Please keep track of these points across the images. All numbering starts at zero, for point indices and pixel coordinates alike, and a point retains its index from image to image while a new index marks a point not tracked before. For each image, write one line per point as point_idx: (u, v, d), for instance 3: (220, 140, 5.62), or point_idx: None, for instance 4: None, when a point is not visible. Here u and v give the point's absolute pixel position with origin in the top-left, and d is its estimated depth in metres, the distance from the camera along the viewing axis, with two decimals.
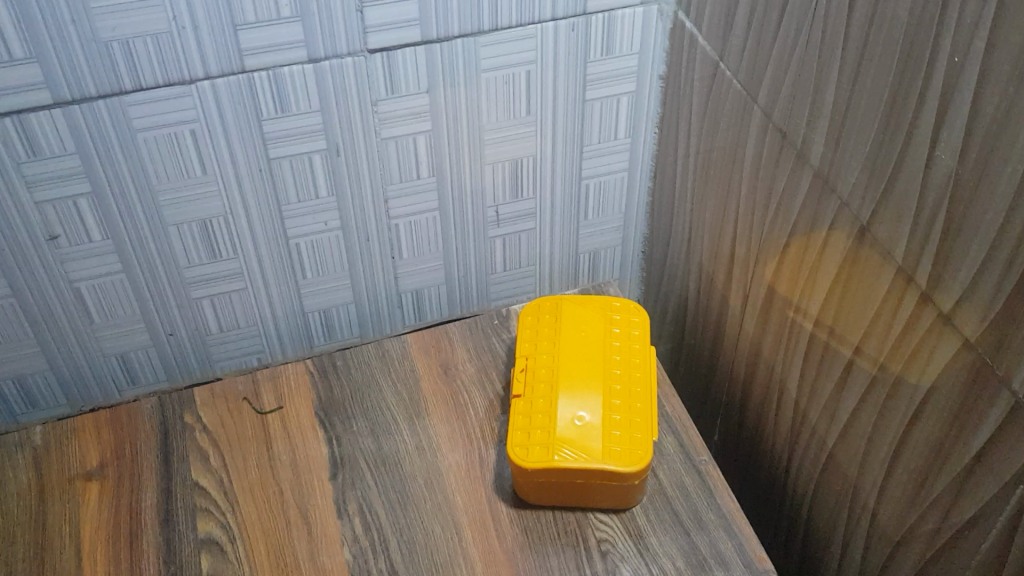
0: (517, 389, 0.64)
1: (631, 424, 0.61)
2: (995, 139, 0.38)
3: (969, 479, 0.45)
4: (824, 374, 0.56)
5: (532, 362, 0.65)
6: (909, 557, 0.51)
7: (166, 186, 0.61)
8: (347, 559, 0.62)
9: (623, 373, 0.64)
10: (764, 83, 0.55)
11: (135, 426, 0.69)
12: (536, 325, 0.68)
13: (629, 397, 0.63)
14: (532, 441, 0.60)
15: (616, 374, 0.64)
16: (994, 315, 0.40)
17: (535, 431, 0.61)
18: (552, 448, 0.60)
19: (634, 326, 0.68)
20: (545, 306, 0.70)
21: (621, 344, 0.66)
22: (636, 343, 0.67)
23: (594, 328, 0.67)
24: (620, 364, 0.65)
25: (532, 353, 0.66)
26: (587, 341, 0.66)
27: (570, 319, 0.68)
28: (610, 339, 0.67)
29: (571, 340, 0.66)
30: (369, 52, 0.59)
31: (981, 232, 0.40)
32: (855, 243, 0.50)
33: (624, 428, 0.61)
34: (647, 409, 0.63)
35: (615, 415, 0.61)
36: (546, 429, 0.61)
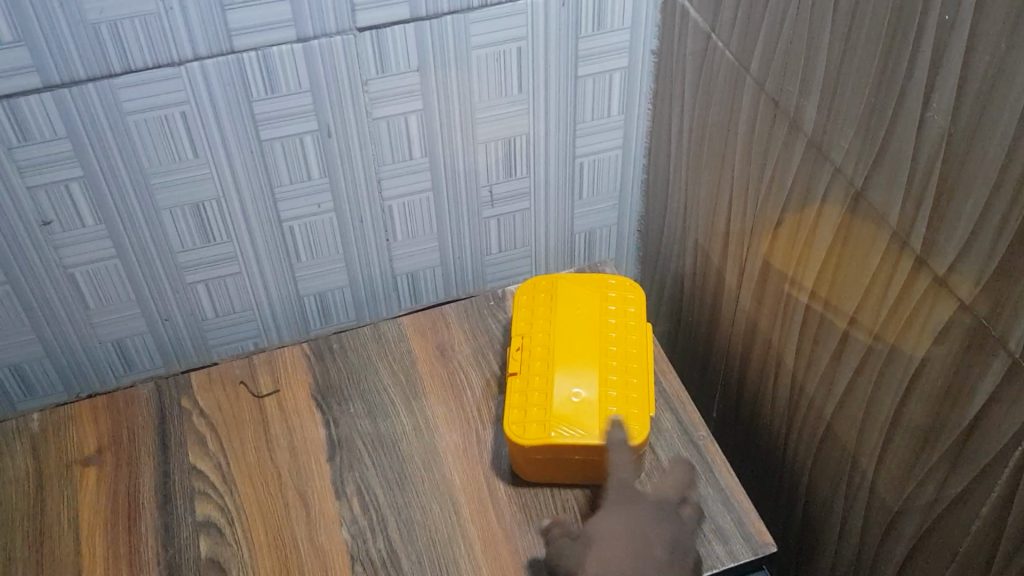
0: (513, 368, 0.64)
1: (628, 400, 0.61)
2: (987, 96, 0.38)
3: (966, 444, 0.45)
4: (819, 345, 0.56)
5: (529, 340, 0.65)
6: (908, 525, 0.51)
7: (157, 170, 0.61)
8: (346, 540, 0.62)
9: (620, 350, 0.64)
10: (756, 52, 0.55)
11: (133, 411, 0.69)
12: (530, 303, 0.68)
13: (626, 373, 0.62)
14: (529, 418, 0.60)
15: (612, 351, 0.64)
16: (989, 276, 0.40)
17: (532, 408, 0.61)
18: (550, 424, 0.60)
19: (630, 302, 0.68)
20: (540, 284, 0.70)
21: (616, 320, 0.66)
22: (632, 320, 0.66)
23: (590, 304, 0.67)
24: (616, 341, 0.64)
25: (528, 333, 0.66)
26: (583, 318, 0.66)
27: (566, 295, 0.68)
28: (606, 315, 0.66)
29: (567, 317, 0.66)
30: (358, 31, 0.59)
31: (974, 193, 0.40)
32: (847, 209, 0.49)
33: (620, 403, 0.61)
34: (643, 386, 0.62)
35: (611, 391, 0.61)
36: (542, 407, 0.61)
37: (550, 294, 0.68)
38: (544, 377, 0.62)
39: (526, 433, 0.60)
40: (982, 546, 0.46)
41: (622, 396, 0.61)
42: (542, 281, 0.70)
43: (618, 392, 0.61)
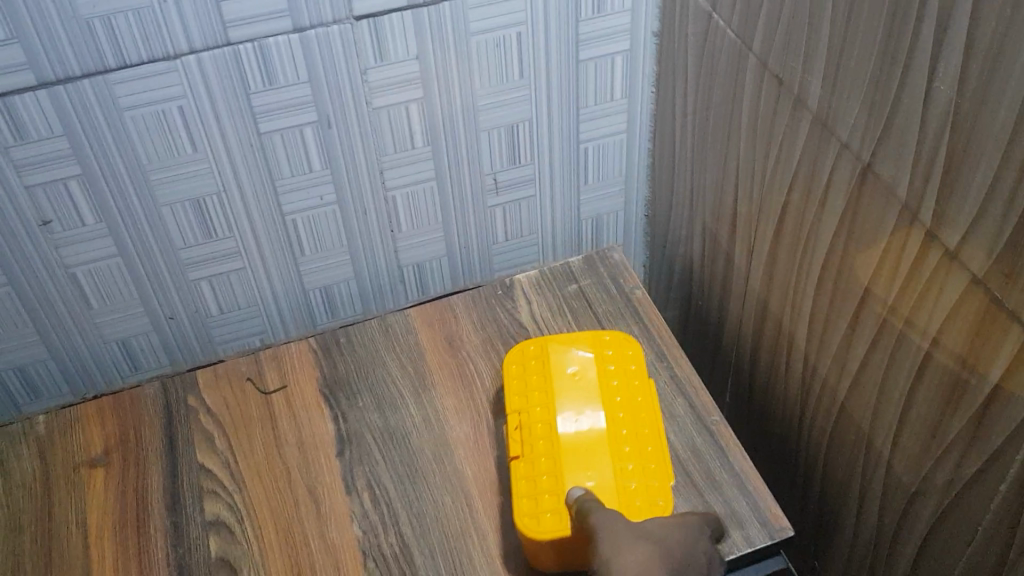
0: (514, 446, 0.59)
1: (644, 456, 0.57)
2: (996, 63, 0.36)
3: (981, 423, 0.44)
4: (831, 325, 0.55)
5: (526, 407, 0.61)
6: (925, 507, 0.50)
7: (157, 166, 0.60)
8: (357, 535, 0.61)
9: (627, 401, 0.60)
10: (759, 28, 0.54)
11: (139, 411, 0.69)
12: (523, 368, 0.63)
13: (636, 426, 0.59)
14: (541, 502, 0.56)
15: (618, 405, 0.60)
16: (1002, 247, 0.39)
17: (543, 487, 0.57)
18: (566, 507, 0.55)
19: (625, 342, 0.64)
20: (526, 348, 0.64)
21: (616, 365, 0.62)
22: (633, 360, 0.63)
23: (585, 354, 0.63)
24: (620, 391, 0.61)
25: (523, 399, 0.61)
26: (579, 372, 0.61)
27: (556, 351, 0.63)
28: (603, 362, 0.62)
29: (561, 375, 0.61)
30: (355, 19, 0.58)
31: (983, 163, 0.39)
32: (857, 185, 0.48)
33: (636, 460, 0.57)
34: (656, 433, 0.59)
35: (623, 451, 0.57)
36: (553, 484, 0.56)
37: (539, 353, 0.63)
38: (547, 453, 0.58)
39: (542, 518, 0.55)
40: (1003, 524, 0.45)
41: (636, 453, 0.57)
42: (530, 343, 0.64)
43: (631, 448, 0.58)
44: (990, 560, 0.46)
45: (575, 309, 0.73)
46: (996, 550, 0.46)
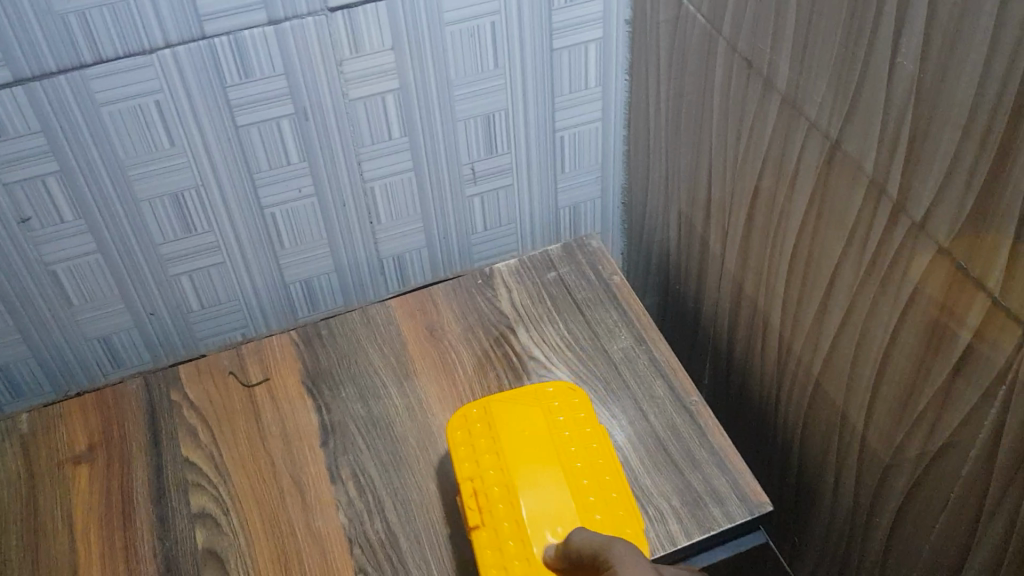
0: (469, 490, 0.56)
1: (610, 506, 0.55)
2: (955, 37, 0.37)
3: (950, 394, 0.45)
4: (805, 303, 0.56)
5: (478, 457, 0.57)
6: (898, 479, 0.51)
7: (134, 161, 0.61)
8: (343, 523, 0.62)
9: (584, 450, 0.58)
10: (727, 12, 0.55)
11: (123, 407, 0.69)
12: (470, 417, 0.60)
13: (597, 475, 0.56)
14: (506, 550, 0.53)
15: (575, 454, 0.57)
16: (965, 217, 0.40)
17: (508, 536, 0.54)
18: (531, 549, 0.53)
19: (571, 392, 0.62)
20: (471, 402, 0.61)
21: (567, 414, 0.60)
22: (583, 411, 0.60)
23: (534, 403, 0.60)
24: (575, 439, 0.58)
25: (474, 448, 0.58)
26: (528, 418, 0.58)
27: (500, 403, 0.60)
28: (553, 412, 0.60)
29: (510, 424, 0.58)
30: (330, 11, 0.58)
31: (945, 136, 0.40)
32: (826, 163, 0.49)
33: (602, 510, 0.55)
34: (618, 482, 0.57)
35: (589, 500, 0.55)
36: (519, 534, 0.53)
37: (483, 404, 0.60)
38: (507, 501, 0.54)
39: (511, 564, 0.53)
40: (972, 493, 0.45)
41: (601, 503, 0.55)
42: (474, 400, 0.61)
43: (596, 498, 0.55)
44: (961, 529, 0.47)
45: (554, 296, 0.74)
46: (967, 518, 0.47)
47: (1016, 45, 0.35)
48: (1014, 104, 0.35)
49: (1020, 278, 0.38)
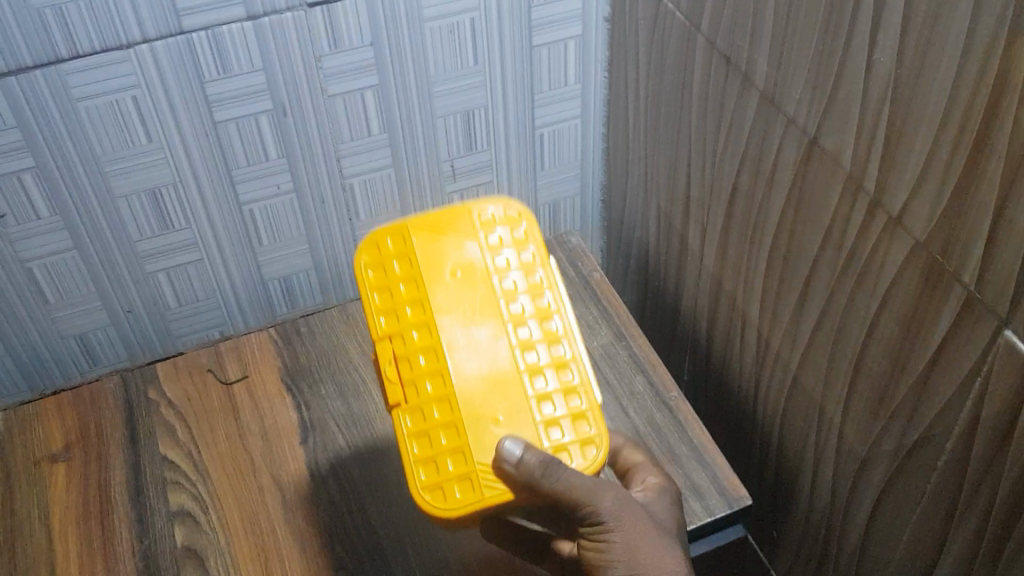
0: (393, 393, 0.50)
1: (569, 397, 0.50)
2: (930, 34, 0.38)
3: (925, 388, 0.45)
4: (783, 298, 0.56)
5: (401, 352, 0.50)
6: (875, 473, 0.52)
7: (111, 157, 0.60)
8: (323, 520, 0.62)
9: (534, 316, 0.51)
10: (706, 9, 0.55)
11: (100, 405, 0.68)
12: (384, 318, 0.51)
13: (546, 345, 0.51)
14: (445, 471, 0.48)
15: (522, 325, 0.51)
16: (941, 212, 0.41)
17: (445, 451, 0.48)
18: (478, 479, 0.48)
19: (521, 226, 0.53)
20: (388, 265, 0.52)
21: (514, 255, 0.52)
22: (534, 253, 0.53)
23: (475, 259, 0.52)
24: (521, 299, 0.52)
25: (397, 359, 0.50)
26: (480, 313, 0.51)
27: (430, 259, 0.51)
28: (497, 259, 0.52)
29: (455, 329, 0.50)
30: (309, 7, 0.58)
31: (921, 131, 0.40)
32: (804, 159, 0.50)
33: (566, 428, 0.49)
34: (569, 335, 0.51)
35: (549, 422, 0.49)
36: (460, 450, 0.48)
37: (418, 295, 0.51)
38: (447, 422, 0.49)
39: (451, 498, 0.47)
40: (947, 486, 0.46)
41: (564, 412, 0.50)
42: (396, 260, 0.52)
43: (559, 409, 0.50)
44: (936, 522, 0.48)
45: None
46: (942, 511, 0.47)
47: (992, 40, 0.35)
48: (989, 99, 0.36)
49: (995, 271, 0.38)
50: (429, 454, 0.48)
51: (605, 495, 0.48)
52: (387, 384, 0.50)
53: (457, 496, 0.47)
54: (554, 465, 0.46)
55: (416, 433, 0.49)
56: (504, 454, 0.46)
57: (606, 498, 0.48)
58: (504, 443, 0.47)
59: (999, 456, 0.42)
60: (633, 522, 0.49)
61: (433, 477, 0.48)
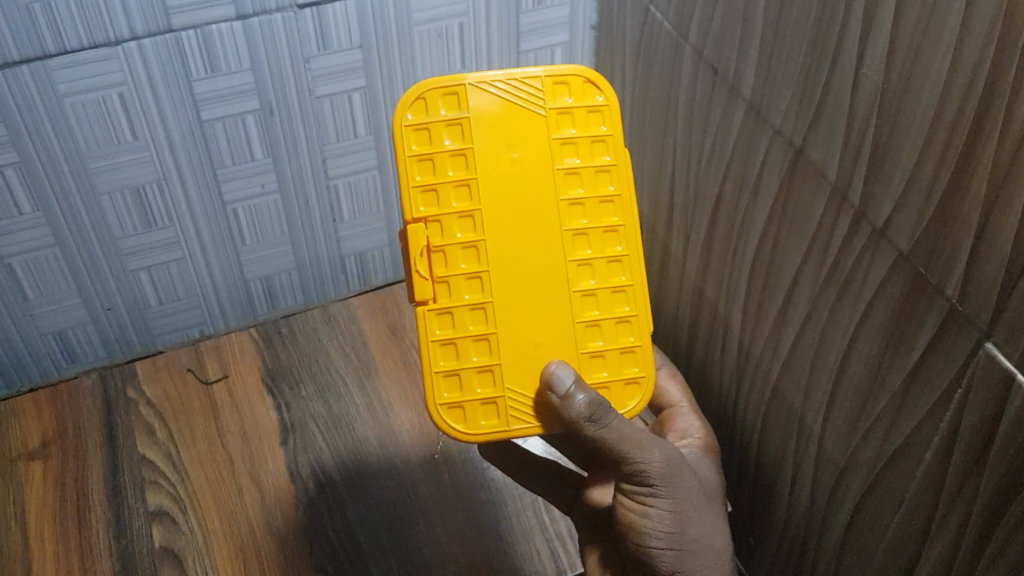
0: (421, 289, 0.47)
1: (617, 332, 0.48)
2: (918, 50, 0.39)
3: (905, 398, 0.46)
4: (764, 306, 0.57)
5: (440, 248, 0.47)
6: (853, 482, 0.52)
7: (96, 153, 0.60)
8: (302, 522, 0.62)
9: (594, 232, 0.48)
10: (694, 20, 0.56)
11: (78, 402, 0.69)
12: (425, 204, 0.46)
13: (602, 267, 0.48)
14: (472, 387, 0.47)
15: (578, 238, 0.48)
16: (926, 225, 0.41)
17: (474, 370, 0.47)
18: (504, 405, 0.48)
19: (599, 118, 0.48)
20: (433, 137, 0.46)
21: (581, 156, 0.47)
22: (608, 156, 0.48)
23: (538, 152, 0.47)
24: (582, 209, 0.48)
25: (431, 251, 0.47)
26: (535, 219, 0.47)
27: (488, 144, 0.46)
28: (563, 157, 0.47)
29: (503, 231, 0.47)
30: (298, 8, 0.58)
31: (907, 144, 0.41)
32: (789, 169, 0.50)
33: (609, 365, 0.49)
34: (630, 258, 0.48)
35: (591, 355, 0.48)
36: (491, 373, 0.47)
37: (467, 181, 0.46)
38: (480, 336, 0.47)
39: (475, 423, 0.47)
40: (924, 496, 0.47)
41: (609, 348, 0.48)
42: (445, 134, 0.46)
43: (605, 344, 0.48)
44: (913, 531, 0.48)
45: None
46: (919, 521, 0.48)
47: (979, 57, 0.36)
48: (975, 114, 0.37)
49: (977, 283, 0.39)
50: (455, 370, 0.47)
51: (655, 452, 0.49)
52: (417, 278, 0.47)
53: (482, 422, 0.48)
54: (605, 408, 0.46)
55: (444, 344, 0.47)
56: (555, 383, 0.46)
57: (655, 455, 0.49)
58: (557, 369, 0.46)
59: (978, 465, 0.42)
60: (681, 484, 0.50)
61: (456, 396, 0.47)
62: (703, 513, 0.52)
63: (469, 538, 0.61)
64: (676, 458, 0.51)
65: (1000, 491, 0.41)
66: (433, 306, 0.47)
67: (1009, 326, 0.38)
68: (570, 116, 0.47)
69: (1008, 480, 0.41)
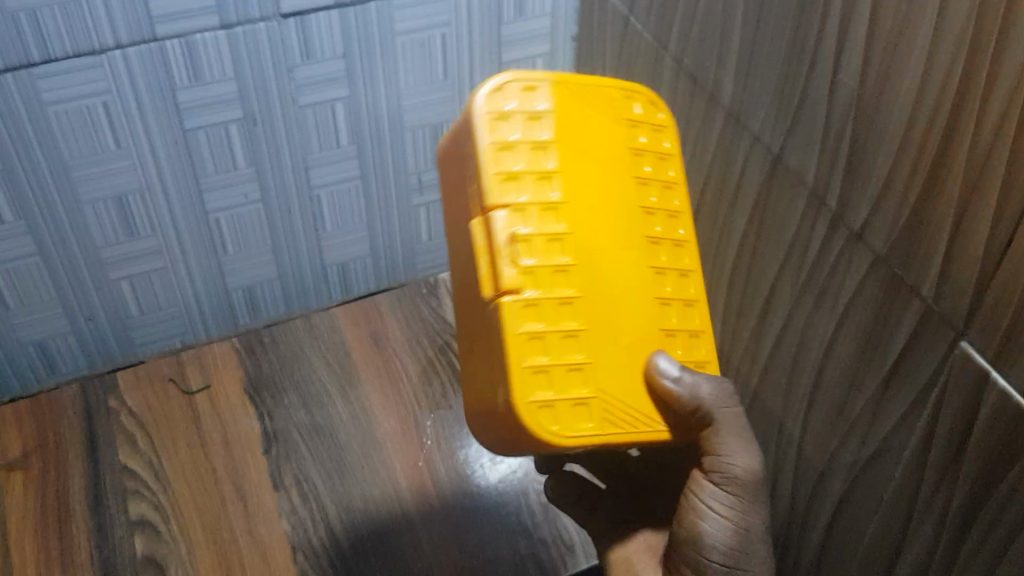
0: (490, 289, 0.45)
1: (688, 342, 0.50)
2: (893, 55, 0.40)
3: (882, 400, 0.47)
4: (745, 310, 0.58)
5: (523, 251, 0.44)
6: (832, 484, 0.53)
7: (79, 162, 0.60)
8: (286, 530, 0.62)
9: (665, 243, 0.50)
10: (673, 29, 0.56)
11: (58, 412, 0.68)
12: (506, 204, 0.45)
13: (673, 278, 0.50)
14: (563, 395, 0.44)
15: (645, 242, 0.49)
16: (902, 226, 0.42)
17: (566, 371, 0.44)
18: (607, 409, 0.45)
19: (663, 136, 0.51)
20: None
21: (652, 166, 0.50)
22: (671, 170, 0.51)
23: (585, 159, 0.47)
24: (655, 216, 0.50)
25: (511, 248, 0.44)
26: (617, 214, 0.48)
27: None
28: (638, 165, 0.50)
29: (585, 230, 0.46)
30: (282, 17, 0.59)
31: (882, 149, 0.42)
32: (767, 174, 0.51)
33: (681, 344, 0.50)
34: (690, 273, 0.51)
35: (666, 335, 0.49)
36: (580, 372, 0.44)
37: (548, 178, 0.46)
38: (568, 337, 0.44)
39: (567, 427, 0.44)
40: (903, 495, 0.47)
41: (684, 355, 0.50)
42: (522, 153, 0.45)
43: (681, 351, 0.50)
44: (892, 532, 0.49)
45: None
46: (898, 521, 0.48)
47: (953, 61, 0.37)
48: (949, 116, 0.38)
49: (951, 283, 0.40)
50: (550, 402, 0.43)
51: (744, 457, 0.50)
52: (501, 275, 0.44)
53: (576, 427, 0.44)
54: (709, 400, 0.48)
55: (531, 340, 0.43)
56: (662, 370, 0.47)
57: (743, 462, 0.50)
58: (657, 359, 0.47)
59: (956, 462, 0.43)
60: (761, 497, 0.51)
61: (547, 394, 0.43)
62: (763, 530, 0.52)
63: (453, 544, 0.61)
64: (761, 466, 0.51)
65: (977, 489, 0.42)
66: (519, 300, 0.43)
67: (983, 324, 0.39)
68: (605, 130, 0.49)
69: (984, 477, 0.41)
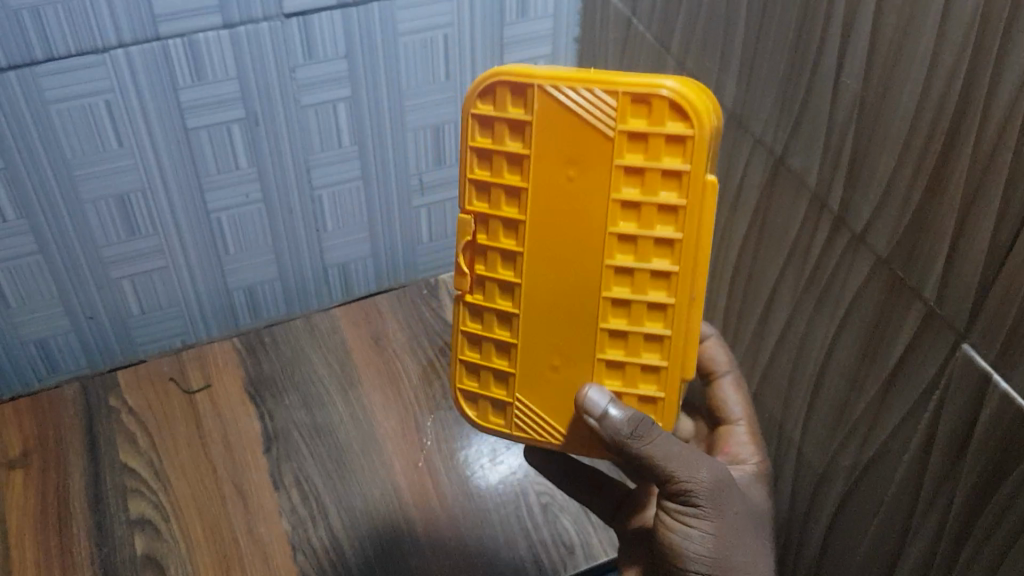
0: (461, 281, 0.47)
1: (641, 377, 0.45)
2: (895, 58, 0.40)
3: (883, 403, 0.47)
4: (746, 312, 0.58)
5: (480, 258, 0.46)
6: (833, 487, 0.53)
7: (81, 160, 0.60)
8: (286, 530, 0.62)
9: (638, 275, 0.42)
10: (676, 32, 0.57)
11: (58, 411, 0.68)
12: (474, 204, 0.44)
13: (640, 312, 0.43)
14: (489, 389, 0.48)
15: (620, 277, 0.43)
16: (903, 229, 0.42)
17: (494, 371, 0.48)
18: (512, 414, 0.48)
19: (679, 149, 0.40)
20: None
21: (643, 187, 0.41)
22: (676, 194, 0.40)
23: (595, 177, 0.41)
24: (629, 245, 0.42)
25: (476, 247, 0.45)
26: (580, 240, 0.43)
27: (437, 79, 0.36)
28: (622, 186, 0.41)
29: (542, 247, 0.44)
30: (285, 17, 0.59)
31: (885, 151, 0.42)
32: (770, 176, 0.51)
33: (625, 376, 0.45)
34: (678, 309, 0.43)
35: (608, 363, 0.45)
36: (508, 379, 0.48)
37: (516, 188, 0.43)
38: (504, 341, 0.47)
39: (484, 417, 0.49)
40: (903, 498, 0.47)
41: (626, 392, 0.45)
42: (504, 165, 0.43)
43: (620, 386, 0.45)
44: (892, 535, 0.49)
45: None
46: (898, 524, 0.48)
47: (955, 64, 0.37)
48: (952, 119, 0.38)
49: (953, 286, 0.40)
50: (475, 396, 0.49)
51: (701, 471, 0.45)
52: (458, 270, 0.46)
53: (491, 418, 0.49)
54: (648, 424, 0.44)
55: (470, 337, 0.48)
56: (589, 405, 0.44)
57: (702, 474, 0.46)
58: (588, 392, 0.44)
59: (956, 466, 0.43)
60: (727, 506, 0.46)
61: (472, 388, 0.49)
62: (749, 540, 0.47)
63: (452, 545, 0.61)
64: (723, 475, 0.47)
65: (977, 492, 0.42)
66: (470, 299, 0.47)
67: (985, 327, 0.39)
68: (645, 142, 0.40)
69: (985, 480, 0.41)
